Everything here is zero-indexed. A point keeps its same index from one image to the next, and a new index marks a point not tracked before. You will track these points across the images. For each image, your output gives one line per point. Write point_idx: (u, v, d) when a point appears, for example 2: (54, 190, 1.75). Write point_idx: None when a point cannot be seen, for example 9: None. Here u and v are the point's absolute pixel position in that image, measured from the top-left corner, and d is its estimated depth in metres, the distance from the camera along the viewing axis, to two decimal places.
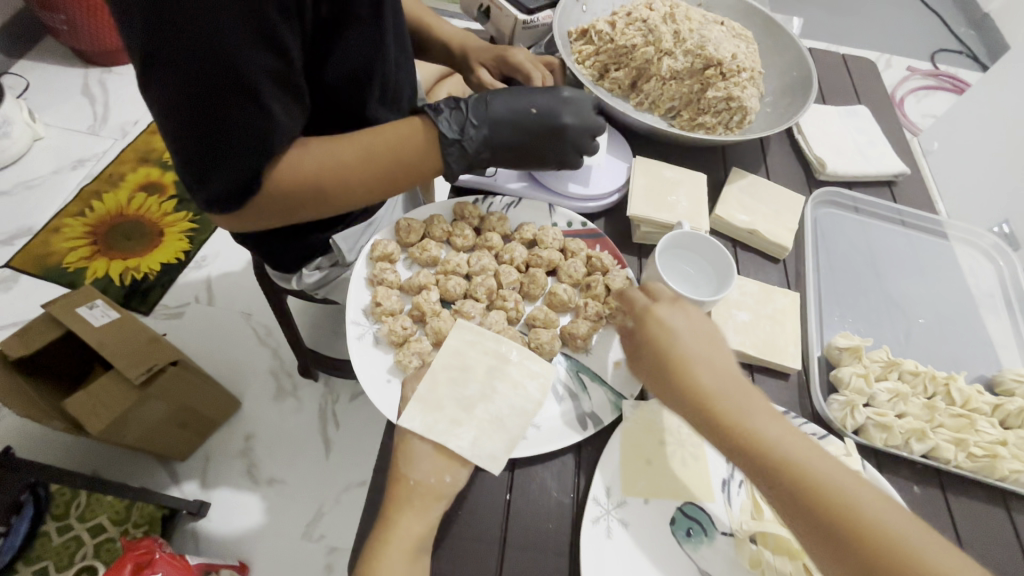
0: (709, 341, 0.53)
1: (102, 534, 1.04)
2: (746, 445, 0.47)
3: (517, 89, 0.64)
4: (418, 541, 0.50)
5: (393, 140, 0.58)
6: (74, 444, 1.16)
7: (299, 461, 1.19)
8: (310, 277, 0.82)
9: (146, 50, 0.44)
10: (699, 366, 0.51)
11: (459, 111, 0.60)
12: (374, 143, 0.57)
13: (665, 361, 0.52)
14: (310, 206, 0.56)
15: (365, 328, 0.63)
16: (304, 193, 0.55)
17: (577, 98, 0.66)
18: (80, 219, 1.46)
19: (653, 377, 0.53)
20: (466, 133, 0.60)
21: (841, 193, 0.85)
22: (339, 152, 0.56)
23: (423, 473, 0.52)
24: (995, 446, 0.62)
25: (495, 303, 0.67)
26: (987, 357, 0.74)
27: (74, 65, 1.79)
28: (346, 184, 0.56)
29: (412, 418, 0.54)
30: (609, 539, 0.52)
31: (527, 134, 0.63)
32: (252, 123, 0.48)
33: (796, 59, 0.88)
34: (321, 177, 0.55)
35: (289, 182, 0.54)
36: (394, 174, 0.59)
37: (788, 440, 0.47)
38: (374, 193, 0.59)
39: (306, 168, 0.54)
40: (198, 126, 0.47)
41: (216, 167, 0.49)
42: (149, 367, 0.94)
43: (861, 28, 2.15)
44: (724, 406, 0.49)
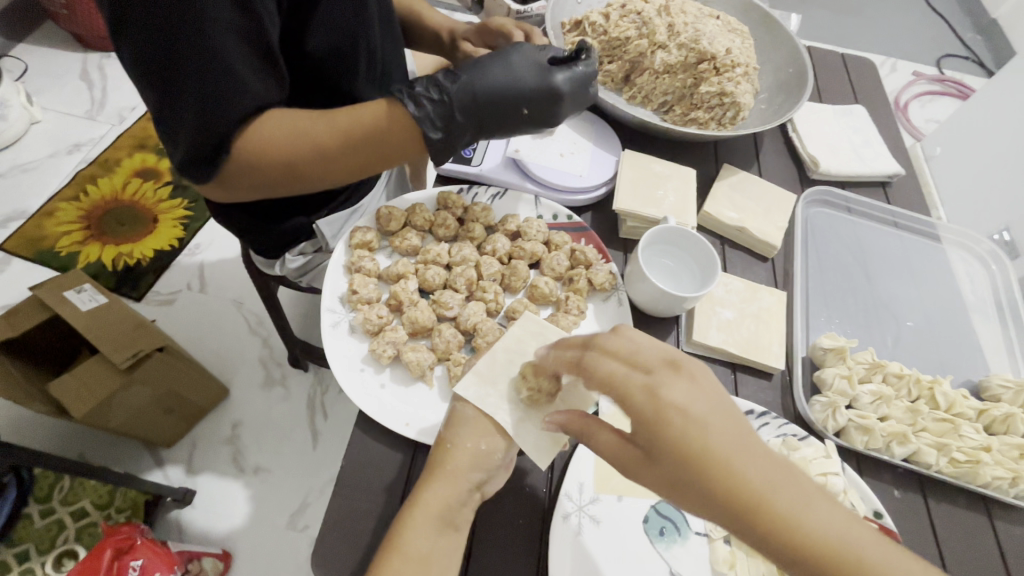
0: (731, 420, 0.39)
1: (84, 519, 1.03)
2: (812, 554, 0.36)
3: (506, 67, 0.57)
4: (443, 511, 0.47)
5: (370, 121, 0.53)
6: (59, 428, 1.15)
7: (285, 450, 1.18)
8: (293, 262, 0.81)
9: (113, 8, 0.43)
10: (738, 470, 0.37)
11: (444, 102, 0.55)
12: (349, 125, 0.53)
13: (690, 464, 0.38)
14: (282, 181, 0.54)
15: (341, 316, 0.62)
16: (279, 170, 0.52)
17: (572, 82, 0.59)
18: (74, 204, 1.45)
19: (672, 484, 0.39)
20: (451, 132, 0.56)
21: (834, 192, 0.83)
22: (316, 132, 0.52)
23: (462, 438, 0.50)
24: (978, 452, 0.60)
25: (475, 294, 0.67)
26: (975, 362, 0.73)
27: (73, 49, 1.78)
28: (320, 164, 0.53)
29: (466, 388, 0.53)
30: (581, 536, 0.51)
31: (514, 129, 0.59)
32: (217, 86, 0.46)
33: (793, 56, 0.87)
34: (292, 157, 0.52)
35: (259, 156, 0.51)
36: (371, 157, 0.55)
37: (854, 531, 0.37)
38: (352, 174, 0.57)
39: (274, 144, 0.51)
40: (166, 83, 0.45)
41: (184, 131, 0.48)
42: (135, 352, 0.93)
43: (868, 31, 2.13)
44: (774, 512, 0.37)
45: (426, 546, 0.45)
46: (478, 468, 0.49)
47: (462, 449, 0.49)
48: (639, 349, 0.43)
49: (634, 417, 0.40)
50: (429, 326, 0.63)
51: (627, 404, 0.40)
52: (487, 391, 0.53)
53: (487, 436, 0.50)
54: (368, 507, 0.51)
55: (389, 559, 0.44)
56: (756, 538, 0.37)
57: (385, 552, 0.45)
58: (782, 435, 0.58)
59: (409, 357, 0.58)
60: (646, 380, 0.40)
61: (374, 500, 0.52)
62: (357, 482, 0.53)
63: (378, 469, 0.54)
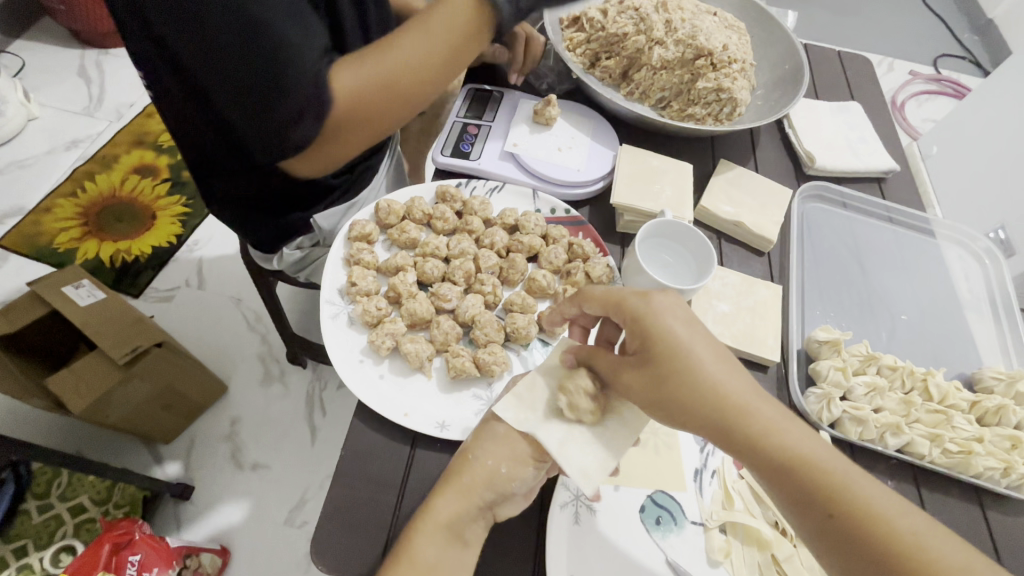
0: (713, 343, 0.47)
1: (82, 514, 1.03)
2: (775, 455, 0.42)
3: None
4: (449, 521, 0.47)
5: (444, 16, 0.55)
6: (57, 424, 1.15)
7: (284, 446, 1.19)
8: (291, 256, 0.81)
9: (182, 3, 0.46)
10: (717, 379, 0.44)
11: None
12: (427, 28, 0.55)
13: (674, 365, 0.45)
14: (384, 106, 0.55)
15: (340, 308, 0.63)
16: (378, 95, 0.54)
17: None
18: (71, 200, 1.45)
19: (653, 385, 0.46)
20: None
21: (829, 187, 0.84)
22: (401, 45, 0.54)
23: (484, 452, 0.50)
24: (971, 442, 0.61)
25: (472, 287, 0.68)
26: (969, 355, 0.74)
27: (70, 45, 1.77)
28: (411, 73, 0.55)
29: (505, 408, 0.52)
30: (577, 525, 0.51)
31: None
32: (285, 17, 0.48)
33: (789, 53, 0.87)
34: (388, 77, 0.54)
35: (359, 89, 0.53)
36: (453, 49, 0.56)
37: (818, 452, 0.42)
38: (441, 79, 0.58)
39: (367, 75, 0.53)
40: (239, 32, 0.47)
41: (267, 81, 0.49)
42: (133, 347, 0.93)
43: (865, 31, 2.14)
44: (744, 418, 0.43)
45: (435, 553, 0.45)
46: (493, 479, 0.49)
47: (482, 463, 0.50)
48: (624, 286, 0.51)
49: (631, 324, 0.48)
50: (427, 318, 0.64)
51: (629, 314, 0.48)
52: (527, 415, 0.52)
53: (509, 456, 0.50)
54: (366, 496, 0.51)
55: (397, 562, 0.45)
56: (727, 439, 0.43)
57: (394, 557, 0.46)
58: None
59: (408, 348, 0.59)
60: (645, 303, 0.48)
61: (371, 489, 0.52)
62: (355, 472, 0.53)
63: (376, 461, 0.54)
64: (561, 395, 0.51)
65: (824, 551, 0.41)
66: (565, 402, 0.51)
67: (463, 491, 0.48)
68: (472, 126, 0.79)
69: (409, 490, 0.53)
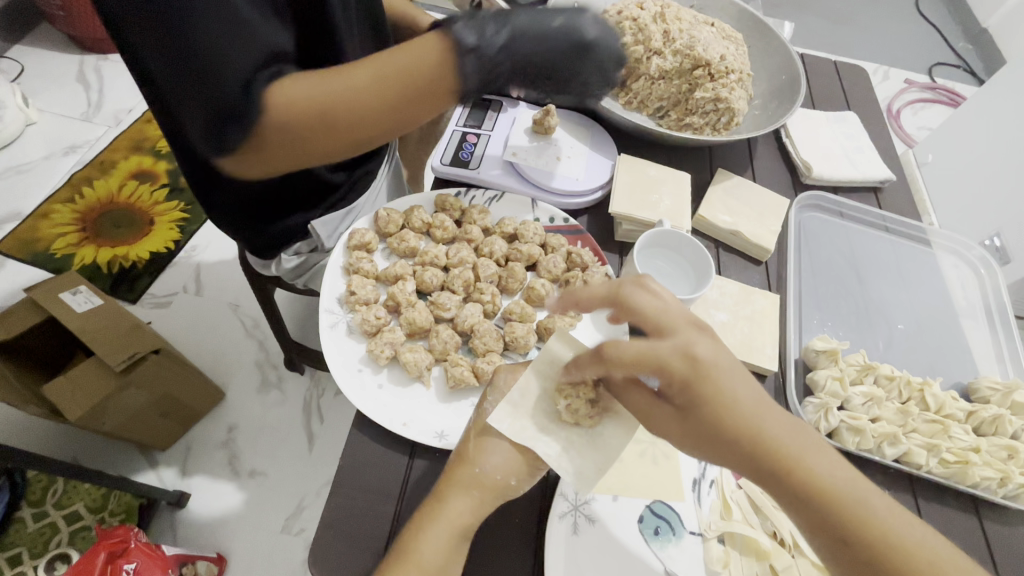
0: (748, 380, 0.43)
1: (77, 522, 1.03)
2: (815, 496, 0.40)
3: (533, 16, 0.55)
4: (459, 528, 0.47)
5: (408, 58, 0.51)
6: (52, 431, 1.14)
7: (280, 454, 1.18)
8: (288, 262, 0.81)
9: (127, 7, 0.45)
10: (760, 422, 0.41)
11: (490, 33, 0.52)
12: (380, 72, 0.51)
13: (719, 419, 0.41)
14: (321, 134, 0.51)
15: (338, 317, 0.63)
16: (309, 123, 0.50)
17: (601, 38, 0.57)
18: (69, 205, 1.45)
19: (699, 439, 0.42)
20: (484, 39, 0.52)
21: (826, 197, 0.85)
22: (357, 80, 0.50)
23: (493, 467, 0.50)
24: (968, 452, 0.61)
25: (472, 296, 0.68)
26: (964, 364, 0.74)
27: (69, 51, 1.78)
28: (352, 111, 0.51)
29: (500, 419, 0.52)
30: (576, 535, 0.51)
31: (556, 52, 0.55)
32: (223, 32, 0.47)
33: (786, 63, 0.88)
34: (320, 107, 0.50)
35: (295, 114, 0.50)
36: (405, 97, 0.52)
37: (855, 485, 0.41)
38: (393, 125, 0.53)
39: (294, 104, 0.50)
40: (167, 34, 0.45)
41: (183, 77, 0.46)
42: (131, 354, 0.93)
43: (860, 40, 2.15)
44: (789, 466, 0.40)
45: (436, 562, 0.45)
46: (492, 490, 0.49)
47: (487, 475, 0.49)
48: (665, 316, 0.44)
49: (671, 378, 0.42)
50: (426, 327, 0.64)
51: (676, 377, 0.41)
52: (522, 424, 0.51)
53: (517, 469, 0.50)
54: (364, 506, 0.51)
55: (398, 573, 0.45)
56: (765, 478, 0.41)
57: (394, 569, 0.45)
58: None
59: (406, 358, 0.59)
60: (693, 365, 0.41)
61: (370, 499, 0.52)
62: (352, 481, 0.53)
63: (373, 471, 0.54)
64: (561, 398, 0.51)
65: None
66: (565, 406, 0.51)
67: (461, 500, 0.48)
68: (471, 135, 0.79)
69: (407, 499, 0.53)
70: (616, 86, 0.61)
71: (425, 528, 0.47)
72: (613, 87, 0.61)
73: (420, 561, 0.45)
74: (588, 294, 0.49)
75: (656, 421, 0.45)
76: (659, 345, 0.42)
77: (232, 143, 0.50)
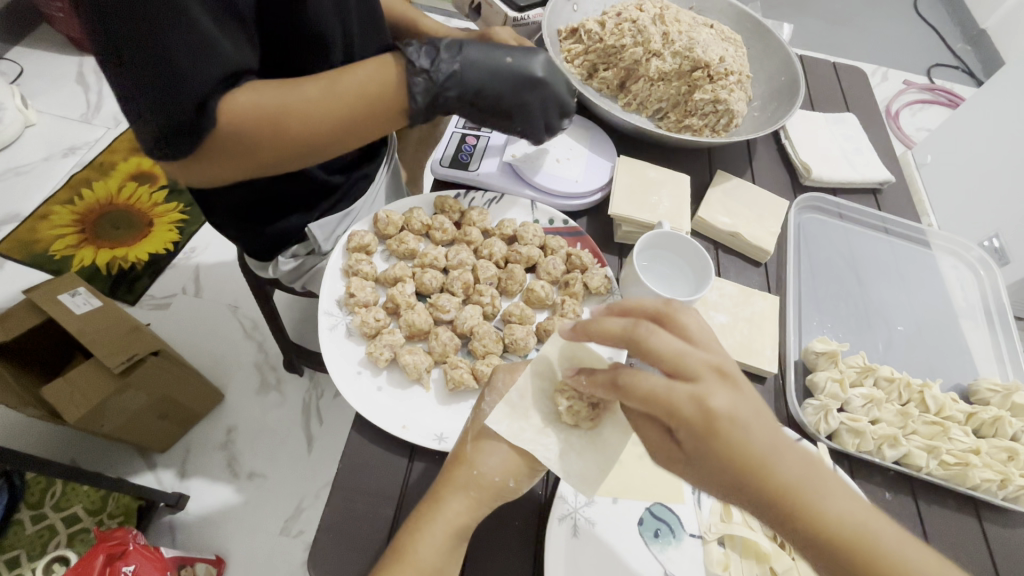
0: (765, 417, 0.40)
1: (76, 524, 1.02)
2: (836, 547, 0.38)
3: (485, 53, 0.63)
4: (457, 528, 0.47)
5: (358, 80, 0.56)
6: (50, 433, 1.14)
7: (280, 456, 1.18)
8: (286, 264, 0.81)
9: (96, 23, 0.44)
10: (779, 469, 0.39)
11: (441, 60, 0.60)
12: (332, 89, 0.55)
13: (734, 470, 0.39)
14: (270, 143, 0.54)
15: (338, 319, 0.63)
16: (262, 131, 0.52)
17: (546, 78, 0.67)
18: (68, 207, 1.45)
19: (709, 480, 0.41)
20: (437, 65, 0.59)
21: (826, 198, 0.84)
22: (309, 94, 0.54)
23: (491, 468, 0.49)
24: (968, 454, 0.61)
25: (471, 298, 0.68)
26: (964, 366, 0.74)
27: (68, 52, 1.78)
28: (304, 123, 0.54)
29: (499, 421, 0.52)
30: (576, 538, 0.51)
31: (504, 83, 0.64)
32: (191, 52, 0.47)
33: (784, 65, 0.88)
34: (274, 116, 0.53)
35: (249, 121, 0.51)
36: (355, 113, 0.56)
37: (873, 520, 0.39)
38: (339, 139, 0.57)
39: (249, 112, 0.51)
40: (127, 53, 0.45)
41: (153, 98, 0.47)
42: (129, 356, 0.93)
43: (858, 41, 2.16)
44: (801, 507, 0.39)
45: (435, 562, 0.46)
46: (492, 492, 0.49)
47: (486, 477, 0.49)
48: (684, 357, 0.41)
49: (684, 429, 0.40)
50: (426, 329, 0.64)
51: (684, 423, 0.40)
52: (521, 426, 0.52)
53: (515, 470, 0.50)
54: (364, 509, 0.51)
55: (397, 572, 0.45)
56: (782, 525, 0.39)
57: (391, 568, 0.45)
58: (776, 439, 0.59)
59: (406, 360, 0.59)
60: (705, 413, 0.39)
61: (369, 501, 0.52)
62: (352, 484, 0.52)
63: (373, 473, 0.53)
64: (561, 398, 0.52)
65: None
66: (566, 407, 0.52)
67: (458, 500, 0.48)
68: (470, 136, 0.79)
69: (407, 502, 0.53)
70: (560, 129, 0.73)
71: (423, 527, 0.47)
72: (557, 127, 0.71)
73: (417, 562, 0.45)
74: (599, 329, 0.45)
75: (670, 461, 0.44)
76: (673, 389, 0.40)
77: (187, 151, 0.51)
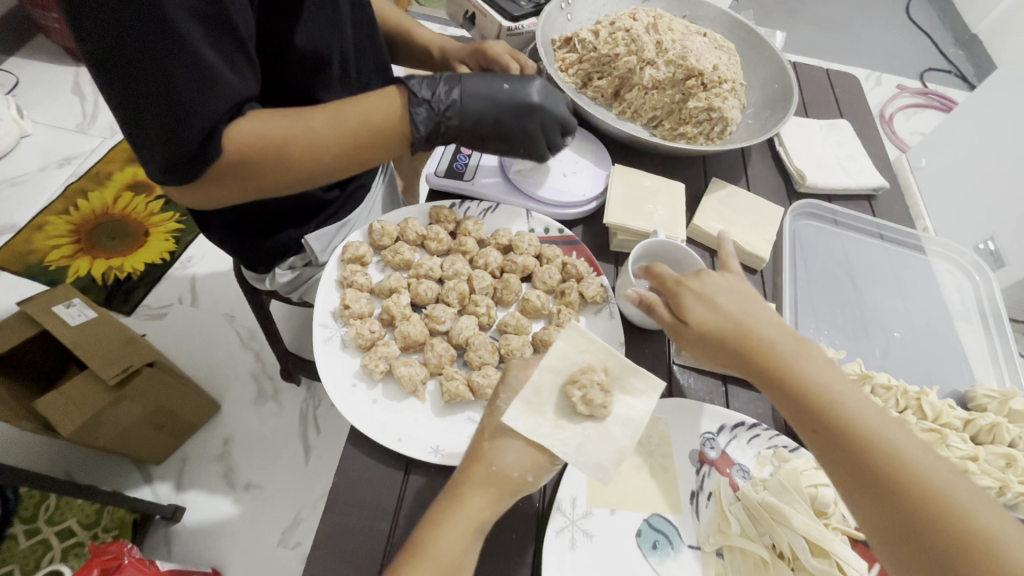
0: (760, 309, 0.53)
1: (70, 538, 1.01)
2: (797, 391, 0.48)
3: (484, 84, 0.65)
4: (479, 522, 0.47)
5: (361, 110, 0.58)
6: (45, 446, 1.13)
7: (276, 466, 1.17)
8: (283, 277, 0.81)
9: (99, 59, 0.44)
10: (753, 327, 0.51)
11: (442, 91, 0.62)
12: (334, 117, 0.57)
13: (714, 326, 0.52)
14: (274, 170, 0.55)
15: (332, 331, 0.62)
16: (265, 158, 0.54)
17: (545, 104, 0.68)
18: (64, 217, 1.44)
19: (702, 342, 0.53)
20: (436, 97, 0.61)
21: (820, 205, 0.85)
22: (313, 123, 0.56)
23: (508, 464, 0.48)
24: (966, 463, 0.61)
25: (467, 308, 0.68)
26: (961, 372, 0.74)
27: (64, 62, 1.78)
28: (308, 150, 0.56)
29: (515, 417, 0.49)
30: (573, 551, 0.51)
31: (501, 111, 0.66)
32: (193, 85, 0.46)
33: (778, 73, 0.89)
34: (278, 143, 0.54)
35: (254, 148, 0.53)
36: (358, 141, 0.58)
37: (838, 384, 0.48)
38: (341, 166, 0.58)
39: (251, 140, 0.52)
40: (133, 88, 0.45)
41: (157, 133, 0.47)
42: (124, 368, 0.92)
43: (851, 47, 2.17)
44: (772, 356, 0.50)
45: (454, 555, 0.45)
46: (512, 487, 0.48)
47: (506, 469, 0.48)
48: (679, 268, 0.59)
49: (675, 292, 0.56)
50: (421, 340, 0.64)
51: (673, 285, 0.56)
52: (537, 421, 0.50)
53: (534, 465, 0.49)
54: (359, 524, 0.51)
55: (416, 562, 0.45)
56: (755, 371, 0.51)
57: (409, 557, 0.45)
58: (773, 446, 0.60)
59: (401, 372, 0.59)
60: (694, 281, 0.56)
61: (365, 516, 0.51)
62: (347, 498, 0.52)
63: (368, 486, 0.53)
64: (574, 388, 0.50)
65: (836, 475, 0.46)
66: (578, 396, 0.49)
67: (475, 494, 0.47)
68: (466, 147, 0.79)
69: (403, 515, 0.52)
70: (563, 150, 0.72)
71: (442, 523, 0.46)
72: (558, 151, 0.71)
73: (437, 558, 0.44)
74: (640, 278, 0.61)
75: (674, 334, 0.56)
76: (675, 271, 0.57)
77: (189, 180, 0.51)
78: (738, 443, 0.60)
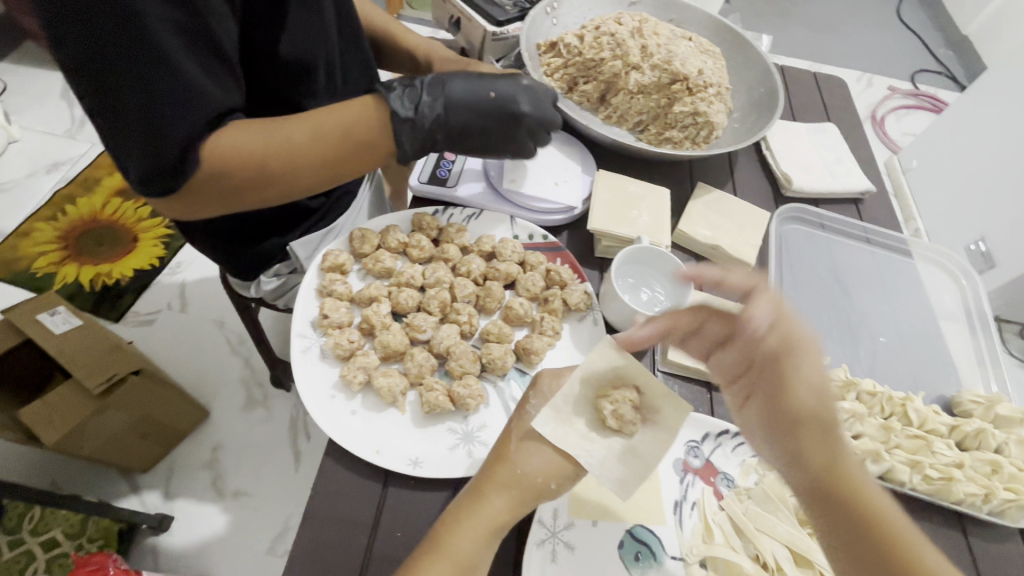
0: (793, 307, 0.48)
1: (55, 549, 0.99)
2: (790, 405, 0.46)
3: (469, 93, 0.64)
4: (497, 525, 0.47)
5: (340, 121, 0.57)
6: (32, 455, 1.12)
7: (265, 473, 1.16)
8: (267, 284, 0.80)
9: (76, 72, 0.43)
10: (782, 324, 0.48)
11: (426, 103, 0.61)
12: (311, 129, 0.56)
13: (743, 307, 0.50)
14: (253, 184, 0.54)
15: (311, 341, 0.62)
16: (245, 174, 0.53)
17: (532, 113, 0.67)
18: (51, 223, 1.43)
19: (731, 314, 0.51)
20: (420, 110, 0.60)
21: (807, 209, 0.84)
22: (292, 134, 0.55)
23: (533, 469, 0.49)
24: (951, 469, 0.61)
25: (448, 317, 0.67)
26: (948, 376, 0.73)
27: (52, 66, 1.77)
28: (287, 164, 0.55)
29: (545, 423, 0.51)
30: (555, 563, 0.50)
31: (487, 120, 0.65)
32: (172, 99, 0.46)
33: (764, 76, 0.88)
34: (255, 159, 0.53)
35: (232, 164, 0.52)
36: (337, 154, 0.57)
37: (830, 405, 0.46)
38: (322, 178, 0.58)
39: (228, 155, 0.51)
40: (109, 101, 0.44)
41: (136, 147, 0.46)
42: (108, 377, 0.91)
43: (842, 48, 2.18)
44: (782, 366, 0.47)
45: (472, 552, 0.46)
46: (534, 492, 0.49)
47: (533, 475, 0.49)
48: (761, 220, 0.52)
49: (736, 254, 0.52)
50: (401, 350, 0.63)
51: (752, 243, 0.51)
52: (564, 430, 0.50)
53: (558, 473, 0.49)
54: (337, 537, 0.50)
55: (433, 556, 0.45)
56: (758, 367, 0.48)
57: (428, 554, 0.46)
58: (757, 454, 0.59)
59: (380, 383, 0.58)
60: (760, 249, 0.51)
61: (344, 529, 0.50)
62: (326, 511, 0.51)
63: (348, 498, 0.52)
64: (606, 402, 0.49)
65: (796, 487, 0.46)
66: (610, 410, 0.49)
67: (498, 495, 0.48)
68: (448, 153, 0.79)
69: (383, 527, 0.51)
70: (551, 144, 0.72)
71: (463, 520, 0.47)
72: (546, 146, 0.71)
73: (455, 555, 0.45)
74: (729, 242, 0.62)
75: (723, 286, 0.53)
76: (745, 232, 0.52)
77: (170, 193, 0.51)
78: (722, 451, 0.59)
